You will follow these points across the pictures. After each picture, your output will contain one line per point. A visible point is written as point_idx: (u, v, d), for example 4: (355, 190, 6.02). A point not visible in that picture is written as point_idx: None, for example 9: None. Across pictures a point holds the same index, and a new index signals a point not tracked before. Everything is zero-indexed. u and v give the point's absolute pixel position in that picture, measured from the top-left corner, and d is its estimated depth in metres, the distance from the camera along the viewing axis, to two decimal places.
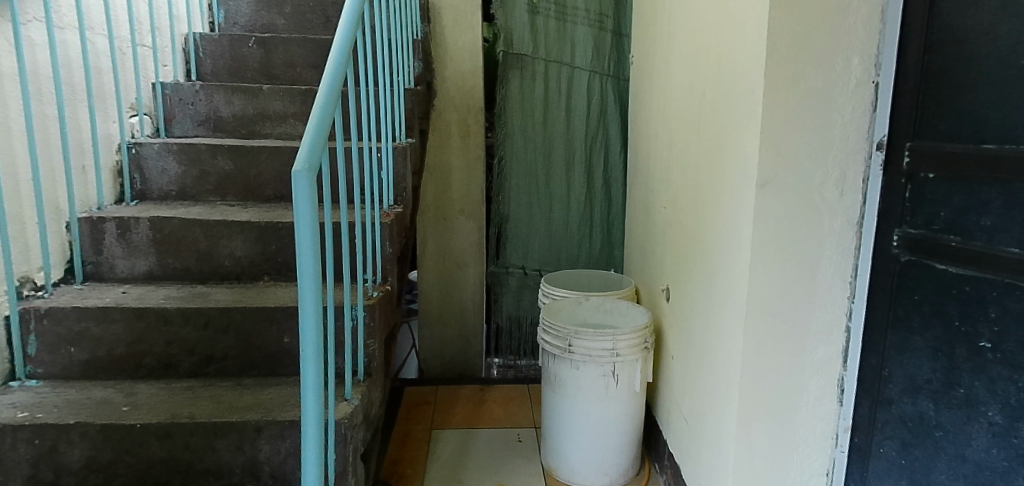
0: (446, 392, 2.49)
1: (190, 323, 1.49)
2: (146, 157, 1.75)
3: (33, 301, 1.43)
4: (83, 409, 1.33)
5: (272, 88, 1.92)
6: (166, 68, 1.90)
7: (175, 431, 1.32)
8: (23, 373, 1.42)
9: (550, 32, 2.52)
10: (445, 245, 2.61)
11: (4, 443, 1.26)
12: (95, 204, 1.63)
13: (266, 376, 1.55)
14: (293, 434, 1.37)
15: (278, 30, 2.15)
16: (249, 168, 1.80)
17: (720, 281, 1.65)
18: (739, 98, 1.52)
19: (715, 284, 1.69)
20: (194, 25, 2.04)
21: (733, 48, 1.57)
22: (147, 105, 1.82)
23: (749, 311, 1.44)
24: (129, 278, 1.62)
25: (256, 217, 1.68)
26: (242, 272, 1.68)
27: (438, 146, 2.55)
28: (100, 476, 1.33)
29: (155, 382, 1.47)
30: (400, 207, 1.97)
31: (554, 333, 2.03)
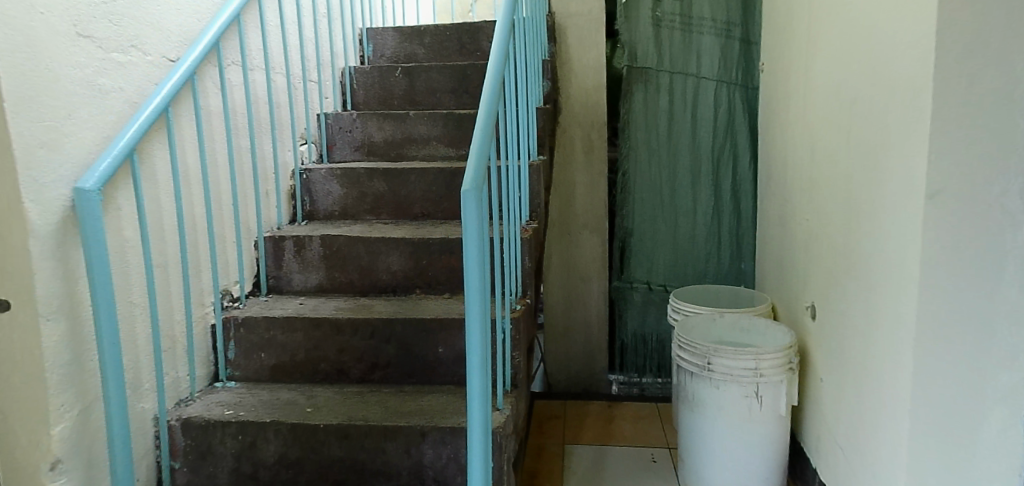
0: (574, 407, 2.49)
1: (358, 332, 1.61)
2: (314, 181, 1.93)
3: (233, 311, 1.62)
4: (275, 409, 1.47)
5: (418, 114, 2.05)
6: (328, 99, 2.09)
7: (352, 433, 1.43)
8: (225, 375, 1.61)
9: (675, 43, 2.48)
10: (570, 260, 2.64)
11: (214, 437, 1.40)
12: (276, 224, 1.83)
13: (423, 384, 1.64)
14: (454, 441, 1.43)
15: (418, 59, 2.28)
16: (400, 188, 1.92)
17: (880, 298, 1.53)
18: (896, 106, 1.44)
19: (872, 303, 1.58)
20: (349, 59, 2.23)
21: (891, 51, 1.48)
22: (314, 134, 2.01)
23: (920, 334, 1.32)
24: (303, 291, 1.78)
25: (410, 234, 1.80)
26: (397, 285, 1.80)
27: (563, 162, 2.59)
28: (290, 472, 1.44)
29: (330, 387, 1.60)
30: (536, 222, 2.01)
31: (691, 350, 1.98)
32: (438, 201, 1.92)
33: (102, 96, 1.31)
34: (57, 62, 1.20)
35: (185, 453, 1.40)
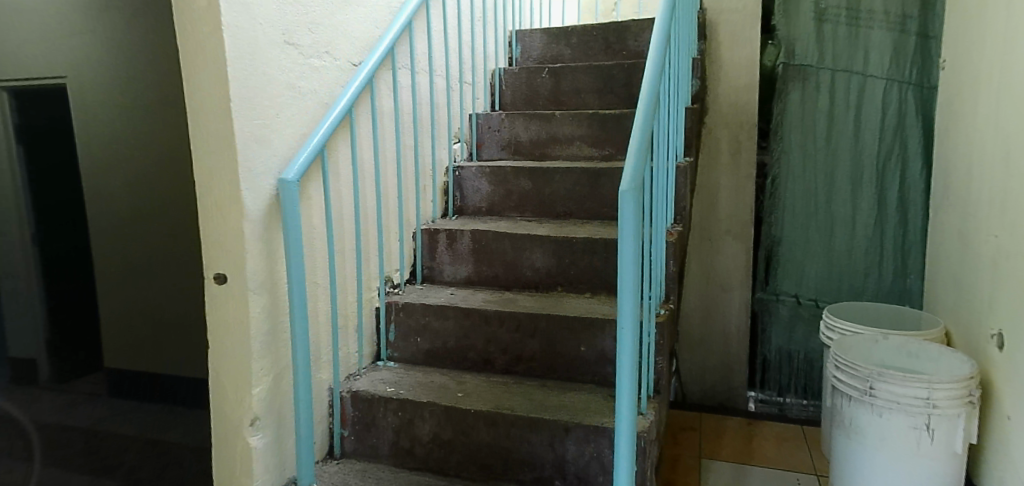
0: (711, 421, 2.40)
1: (504, 325, 1.67)
2: (465, 178, 2.02)
3: (394, 296, 1.75)
4: (430, 391, 1.57)
5: (563, 114, 2.07)
6: (479, 100, 2.18)
7: (500, 421, 1.48)
8: (385, 356, 1.74)
9: (839, 39, 2.30)
10: (709, 266, 2.54)
11: (378, 411, 1.52)
12: (431, 218, 1.94)
13: (565, 381, 1.65)
14: (598, 440, 1.43)
15: (564, 60, 2.32)
16: (545, 187, 1.96)
17: None
18: None
19: None
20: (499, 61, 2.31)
21: None
22: (467, 133, 2.11)
23: None
24: (453, 282, 1.88)
25: (554, 232, 1.83)
26: (540, 282, 1.83)
27: (707, 164, 2.49)
28: (442, 451, 1.51)
29: (477, 375, 1.67)
30: (681, 225, 1.95)
31: (850, 372, 1.83)
32: (582, 201, 1.93)
33: (301, 97, 1.47)
34: (269, 68, 1.37)
35: (352, 423, 1.54)
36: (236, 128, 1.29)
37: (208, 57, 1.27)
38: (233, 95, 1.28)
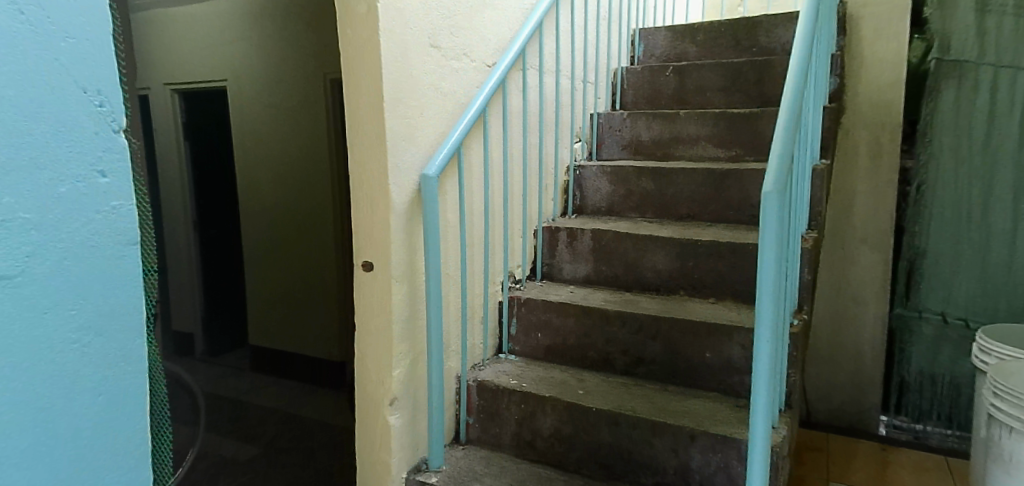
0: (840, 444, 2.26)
1: (625, 325, 1.65)
2: (586, 177, 2.03)
3: (516, 291, 1.80)
4: (552, 386, 1.59)
5: (688, 113, 2.02)
6: (601, 100, 2.17)
7: (622, 421, 1.46)
8: (506, 349, 1.79)
9: (1005, 31, 2.06)
10: (840, 277, 2.37)
11: (502, 402, 1.57)
12: (551, 216, 1.97)
13: (688, 387, 1.61)
14: (725, 450, 1.37)
15: (689, 58, 2.26)
16: (668, 188, 1.92)
17: None
18: None
19: None
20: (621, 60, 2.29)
21: None
22: (589, 133, 2.12)
23: None
24: (572, 280, 1.90)
25: (677, 234, 1.79)
26: (661, 285, 1.80)
27: (842, 168, 2.33)
28: (562, 447, 1.53)
29: (597, 374, 1.67)
30: (816, 232, 1.83)
31: (1012, 400, 1.63)
32: (707, 203, 1.88)
33: (442, 97, 1.53)
34: (415, 69, 1.45)
35: (477, 412, 1.60)
36: (389, 124, 1.38)
37: (366, 60, 1.36)
38: (386, 95, 1.37)
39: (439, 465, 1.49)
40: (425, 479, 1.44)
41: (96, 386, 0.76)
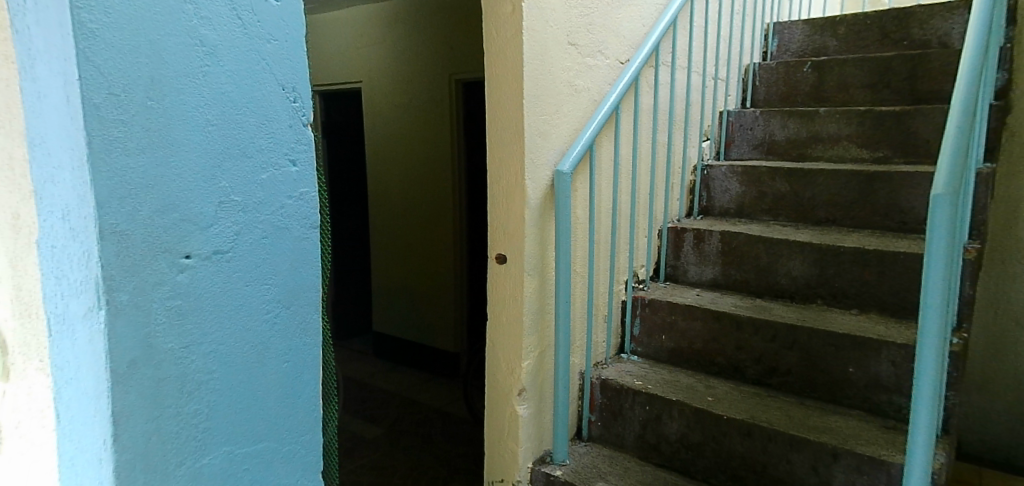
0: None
1: (758, 333, 1.58)
2: (714, 178, 1.97)
3: (640, 292, 1.78)
4: (678, 390, 1.55)
5: (829, 111, 1.91)
6: (731, 97, 2.10)
7: (755, 432, 1.40)
8: (628, 349, 1.78)
9: None
10: (999, 295, 2.14)
11: (626, 402, 1.57)
12: (677, 216, 1.93)
13: (827, 402, 1.51)
14: (874, 473, 1.27)
15: (828, 52, 2.16)
16: (805, 190, 1.82)
17: None
18: None
19: None
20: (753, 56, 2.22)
21: None
22: (717, 132, 2.05)
23: None
24: (698, 283, 1.85)
25: (816, 238, 1.69)
26: (796, 292, 1.71)
27: (1005, 173, 2.10)
28: (689, 453, 1.49)
29: (725, 381, 1.62)
30: (979, 243, 1.66)
31: None
32: (849, 207, 1.76)
33: (577, 95, 1.54)
34: (554, 66, 1.47)
35: (600, 410, 1.60)
36: (527, 120, 1.41)
37: (509, 58, 1.40)
38: (526, 92, 1.40)
39: (564, 459, 1.51)
40: (550, 471, 1.47)
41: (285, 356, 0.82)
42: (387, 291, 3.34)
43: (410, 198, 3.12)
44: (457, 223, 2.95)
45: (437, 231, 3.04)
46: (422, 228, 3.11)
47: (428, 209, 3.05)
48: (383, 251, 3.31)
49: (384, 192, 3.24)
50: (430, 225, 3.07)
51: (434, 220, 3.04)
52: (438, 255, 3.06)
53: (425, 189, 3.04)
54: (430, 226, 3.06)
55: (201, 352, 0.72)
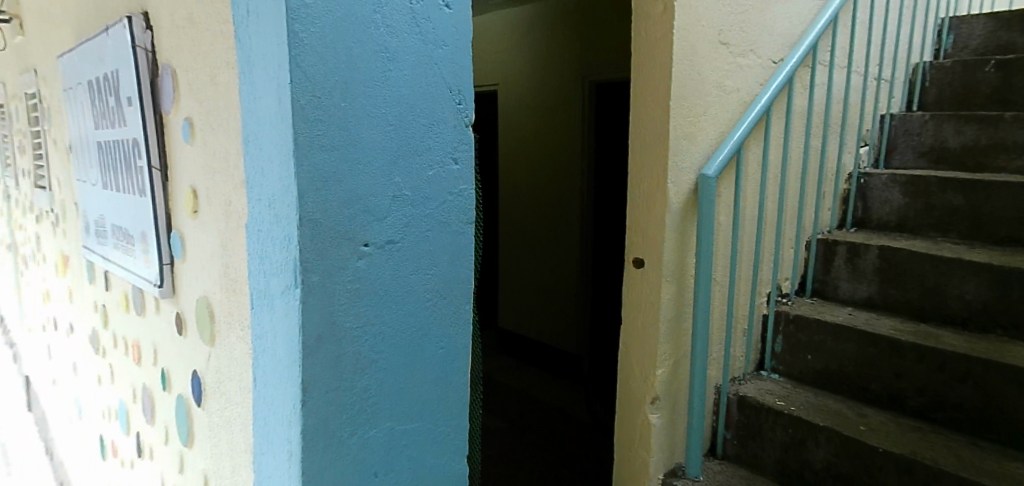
0: None
1: (922, 361, 1.51)
2: (872, 187, 1.99)
3: (784, 306, 1.78)
4: (826, 416, 1.50)
5: (1015, 116, 1.89)
6: (896, 98, 2.16)
7: (917, 469, 1.30)
8: (768, 367, 1.77)
9: None
10: None
11: (767, 423, 1.54)
12: (827, 228, 1.94)
13: (1005, 447, 1.38)
14: None
15: (1017, 48, 2.16)
16: (983, 204, 1.77)
17: None
18: None
19: None
20: (924, 52, 2.26)
21: None
22: (877, 137, 2.10)
23: None
24: (850, 300, 1.83)
25: (994, 258, 1.60)
26: (968, 319, 1.61)
27: None
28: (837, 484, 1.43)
29: (881, 411, 1.55)
30: None
31: None
32: None
33: (726, 95, 1.49)
34: (705, 64, 1.43)
35: (737, 428, 1.59)
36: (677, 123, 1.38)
37: (658, 59, 1.38)
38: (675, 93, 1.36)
39: (696, 475, 1.48)
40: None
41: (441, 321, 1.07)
42: (522, 275, 3.94)
43: (547, 199, 3.68)
44: (585, 210, 3.45)
45: (567, 217, 3.56)
46: (554, 215, 3.65)
47: (560, 197, 3.58)
48: (522, 246, 3.92)
49: (524, 194, 3.84)
50: (561, 213, 3.59)
51: (565, 208, 3.56)
52: (568, 237, 3.59)
53: (560, 190, 3.57)
54: (561, 214, 3.60)
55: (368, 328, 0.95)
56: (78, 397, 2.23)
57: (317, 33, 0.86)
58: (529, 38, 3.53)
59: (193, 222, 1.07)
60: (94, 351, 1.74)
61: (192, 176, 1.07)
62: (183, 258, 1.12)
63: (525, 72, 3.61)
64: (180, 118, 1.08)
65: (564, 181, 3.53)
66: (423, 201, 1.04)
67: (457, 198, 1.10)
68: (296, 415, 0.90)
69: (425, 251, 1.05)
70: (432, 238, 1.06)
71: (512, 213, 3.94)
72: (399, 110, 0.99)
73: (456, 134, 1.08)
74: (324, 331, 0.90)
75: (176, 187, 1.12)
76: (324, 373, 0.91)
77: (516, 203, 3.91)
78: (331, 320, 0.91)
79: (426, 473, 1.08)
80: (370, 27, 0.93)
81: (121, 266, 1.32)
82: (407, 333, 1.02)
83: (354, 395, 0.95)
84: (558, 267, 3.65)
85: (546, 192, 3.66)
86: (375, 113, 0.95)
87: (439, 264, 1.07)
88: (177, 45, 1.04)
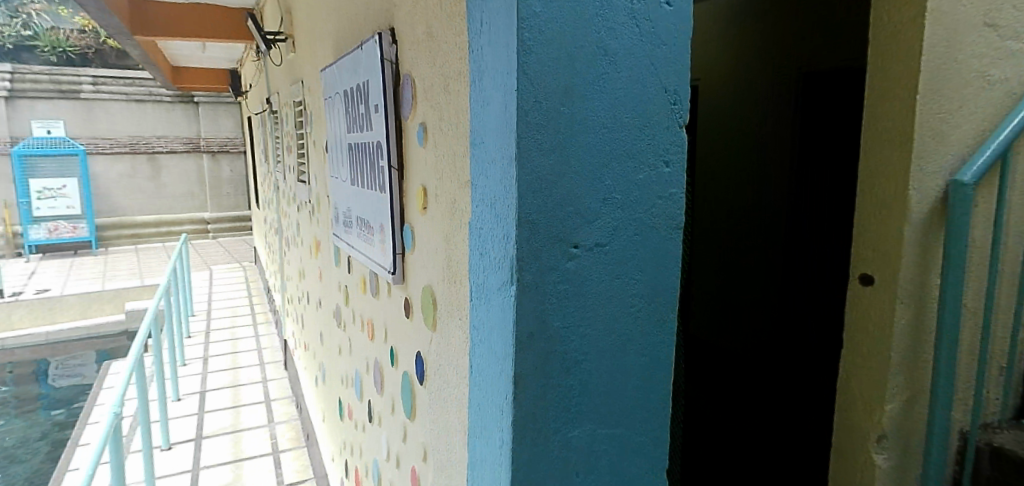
0: None
1: None
2: None
3: None
4: None
5: None
6: None
7: None
8: None
9: None
10: None
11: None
12: None
13: None
14: None
15: None
16: None
17: None
18: None
19: None
20: None
21: None
22: None
23: None
24: None
25: None
26: None
27: None
28: None
29: None
30: None
31: None
32: None
33: (991, 86, 1.43)
34: (967, 52, 1.38)
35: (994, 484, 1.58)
36: (916, 137, 1.36)
37: (902, 59, 1.37)
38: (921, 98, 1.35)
39: None
40: None
41: (646, 333, 1.07)
42: (715, 267, 4.21)
43: (743, 193, 3.88)
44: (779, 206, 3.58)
45: (762, 211, 3.72)
46: (748, 208, 3.85)
47: (755, 193, 3.77)
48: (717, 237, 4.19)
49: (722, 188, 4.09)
50: (756, 208, 3.77)
51: (760, 203, 3.74)
52: (760, 230, 3.75)
53: (757, 185, 3.75)
54: (756, 209, 3.78)
55: (581, 324, 1.00)
56: (337, 362, 2.75)
57: (542, 39, 0.90)
58: (740, 33, 3.77)
59: (422, 213, 1.43)
60: (363, 331, 2.16)
61: (422, 177, 1.42)
62: (410, 247, 1.53)
63: (733, 68, 3.86)
64: (415, 126, 1.43)
65: (761, 177, 3.71)
66: (633, 203, 1.02)
67: (667, 202, 1.06)
68: (508, 404, 0.98)
69: (634, 253, 1.04)
70: (640, 242, 1.04)
71: (710, 210, 4.24)
72: (614, 112, 0.98)
73: (670, 135, 1.04)
74: (535, 328, 0.96)
75: (408, 187, 1.53)
76: (533, 368, 0.97)
77: (713, 197, 4.18)
78: (541, 316, 0.96)
79: (634, 478, 1.12)
80: (591, 31, 0.94)
81: (367, 251, 1.90)
82: (611, 336, 1.04)
83: (561, 392, 1.01)
84: (750, 260, 3.85)
85: (743, 185, 3.87)
86: (592, 116, 0.96)
87: (646, 268, 1.05)
88: (437, 68, 1.26)
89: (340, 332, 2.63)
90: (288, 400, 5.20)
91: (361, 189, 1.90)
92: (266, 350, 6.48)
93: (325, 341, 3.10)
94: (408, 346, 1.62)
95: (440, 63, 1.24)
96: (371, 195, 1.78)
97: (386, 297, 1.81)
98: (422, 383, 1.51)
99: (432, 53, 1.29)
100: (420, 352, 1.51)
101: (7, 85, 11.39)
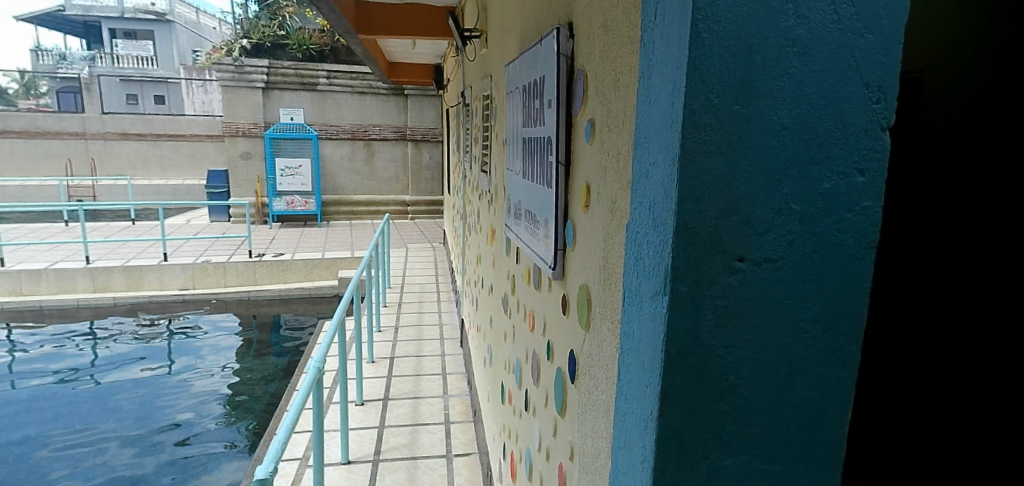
0: None
1: None
2: None
3: None
4: None
5: None
6: None
7: None
8: None
9: None
10: None
11: None
12: None
13: None
14: None
15: None
16: None
17: None
18: None
19: None
20: None
21: None
22: None
23: None
24: None
25: None
26: None
27: None
28: None
29: None
30: None
31: None
32: None
33: None
34: None
35: None
36: None
37: None
38: None
39: None
40: None
41: (819, 365, 0.94)
42: None
43: None
44: None
45: None
46: None
47: None
48: None
49: None
50: None
51: None
52: None
53: None
54: None
55: (740, 345, 0.91)
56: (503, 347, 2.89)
57: (720, 32, 0.82)
58: None
59: (583, 211, 1.42)
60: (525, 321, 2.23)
61: (587, 174, 1.40)
62: (571, 244, 1.53)
63: None
64: (585, 121, 1.42)
65: None
66: (815, 216, 0.89)
67: (858, 218, 0.90)
68: (652, 419, 0.93)
69: (814, 272, 0.91)
70: (821, 261, 0.91)
71: None
72: (798, 113, 0.86)
73: (867, 140, 0.89)
74: (688, 344, 0.90)
75: (574, 184, 1.52)
76: (683, 387, 0.91)
77: None
78: (695, 333, 0.89)
79: None
80: (777, 21, 0.84)
81: (533, 244, 1.95)
82: (776, 365, 0.93)
83: (712, 417, 0.93)
84: None
85: None
86: (770, 117, 0.86)
87: (825, 291, 0.92)
88: (609, 63, 1.23)
89: (507, 319, 2.76)
90: (461, 375, 5.62)
91: (532, 182, 1.96)
92: (446, 327, 7.07)
93: (493, 325, 3.29)
94: (564, 343, 1.62)
95: (613, 59, 1.21)
96: (539, 190, 1.81)
97: (547, 291, 1.84)
98: (574, 381, 1.52)
99: (606, 47, 1.26)
100: (573, 350, 1.52)
101: (266, 80, 13.90)
